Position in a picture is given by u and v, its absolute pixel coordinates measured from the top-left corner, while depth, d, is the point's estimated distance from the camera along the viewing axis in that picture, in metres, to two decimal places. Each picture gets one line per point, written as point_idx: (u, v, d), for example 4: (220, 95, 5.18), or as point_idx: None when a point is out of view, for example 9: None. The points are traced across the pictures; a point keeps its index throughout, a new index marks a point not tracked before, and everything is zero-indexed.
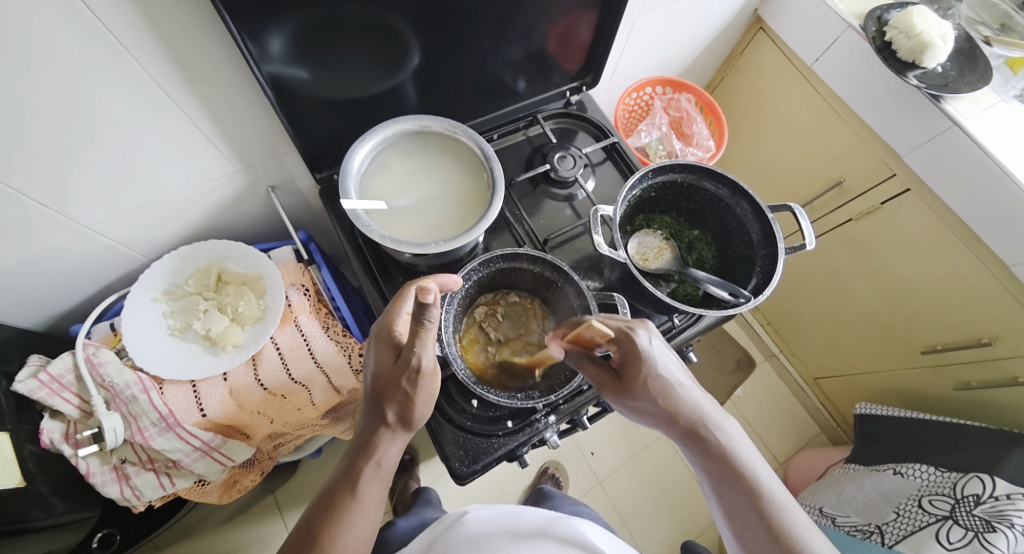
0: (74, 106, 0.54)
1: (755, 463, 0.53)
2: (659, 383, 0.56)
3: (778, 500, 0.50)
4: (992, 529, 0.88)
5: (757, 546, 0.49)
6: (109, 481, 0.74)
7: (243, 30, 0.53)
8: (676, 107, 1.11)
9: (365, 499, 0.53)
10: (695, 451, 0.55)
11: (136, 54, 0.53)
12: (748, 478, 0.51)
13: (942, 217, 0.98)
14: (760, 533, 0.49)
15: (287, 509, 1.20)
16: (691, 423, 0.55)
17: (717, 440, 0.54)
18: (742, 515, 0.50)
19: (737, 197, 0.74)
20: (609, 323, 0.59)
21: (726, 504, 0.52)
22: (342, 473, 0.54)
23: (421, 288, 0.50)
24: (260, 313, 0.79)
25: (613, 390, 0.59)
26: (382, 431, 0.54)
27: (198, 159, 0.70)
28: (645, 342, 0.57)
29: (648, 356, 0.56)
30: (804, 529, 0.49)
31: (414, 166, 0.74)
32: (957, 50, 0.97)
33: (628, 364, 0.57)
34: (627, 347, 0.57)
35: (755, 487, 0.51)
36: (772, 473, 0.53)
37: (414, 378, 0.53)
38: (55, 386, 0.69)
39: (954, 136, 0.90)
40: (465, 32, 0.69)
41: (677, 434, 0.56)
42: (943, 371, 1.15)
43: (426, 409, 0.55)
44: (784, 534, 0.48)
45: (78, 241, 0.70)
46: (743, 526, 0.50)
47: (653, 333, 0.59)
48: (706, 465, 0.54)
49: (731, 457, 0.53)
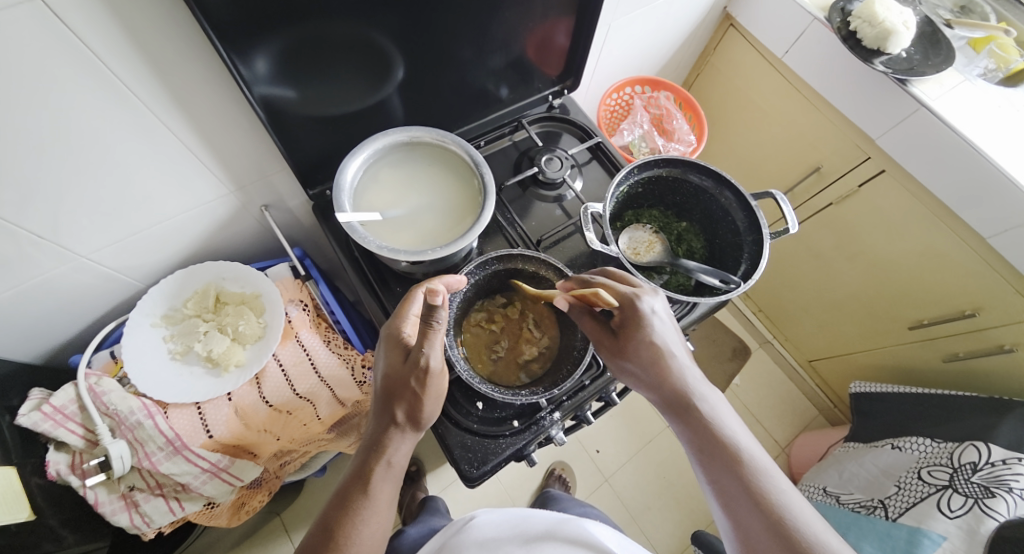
0: (65, 136, 0.55)
1: (739, 434, 0.54)
2: (655, 348, 0.58)
3: (760, 469, 0.52)
4: (990, 495, 0.89)
5: (739, 511, 0.50)
6: (118, 509, 0.74)
7: (230, 52, 0.54)
8: (656, 105, 1.14)
9: (377, 498, 0.54)
10: (679, 421, 0.56)
11: (125, 80, 0.54)
12: (730, 447, 0.53)
13: (917, 195, 1.02)
14: (742, 498, 0.50)
15: (294, 530, 1.19)
16: (680, 392, 0.56)
17: (701, 411, 0.55)
18: (725, 481, 0.52)
19: (721, 187, 0.76)
20: (614, 288, 0.61)
21: (708, 470, 0.53)
22: (355, 473, 0.55)
23: (431, 290, 0.52)
24: (260, 331, 0.79)
25: (608, 348, 0.61)
26: (392, 431, 0.55)
27: (190, 182, 0.71)
28: (648, 309, 0.59)
29: (648, 322, 0.58)
30: (784, 495, 0.50)
31: (405, 176, 0.75)
32: (920, 35, 1.01)
33: (625, 328, 0.59)
34: (628, 312, 0.59)
35: (736, 455, 0.52)
36: (756, 443, 0.54)
37: (423, 378, 0.54)
38: (59, 418, 0.69)
39: (922, 117, 0.94)
40: (447, 43, 0.71)
41: (663, 401, 0.58)
42: (931, 345, 1.18)
43: (434, 408, 0.56)
44: (764, 498, 0.50)
45: (75, 271, 0.70)
46: (725, 492, 0.51)
47: (658, 301, 0.60)
48: (693, 433, 0.55)
49: (713, 428, 0.54)
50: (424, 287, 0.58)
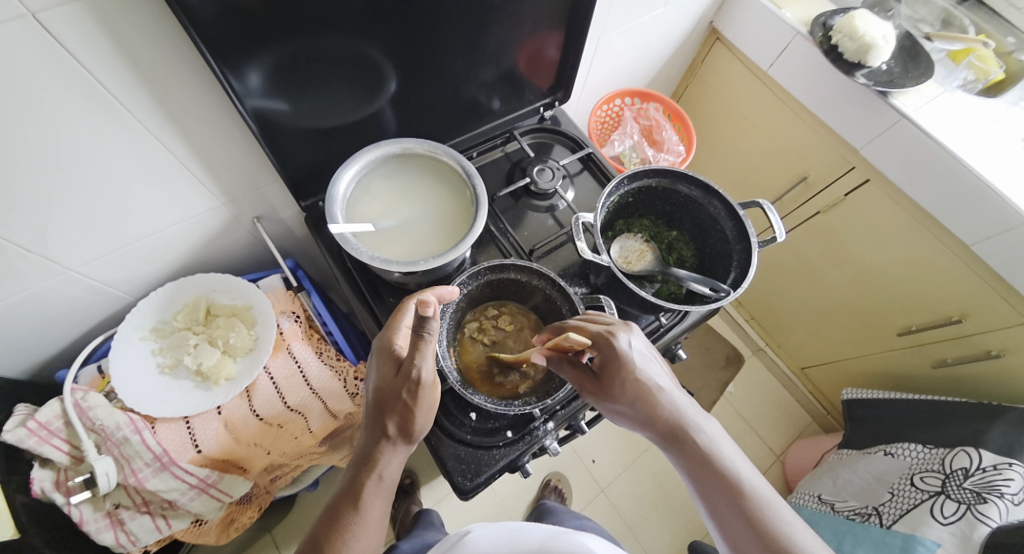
0: (55, 149, 0.55)
1: (735, 461, 0.54)
2: (638, 383, 0.58)
3: (759, 497, 0.51)
4: (982, 501, 0.90)
5: (743, 543, 0.50)
6: (103, 528, 0.72)
7: (223, 66, 0.54)
8: (645, 116, 1.16)
9: (368, 514, 0.53)
10: (675, 453, 0.56)
11: (117, 94, 0.54)
12: (728, 476, 0.53)
13: (901, 204, 1.04)
14: (744, 529, 0.50)
15: (285, 546, 1.17)
16: (670, 425, 0.56)
17: (697, 442, 0.55)
18: (725, 514, 0.51)
19: (709, 197, 0.77)
20: (588, 329, 0.62)
21: (708, 502, 0.53)
22: (346, 488, 0.54)
23: (422, 301, 0.50)
24: (251, 343, 0.78)
25: (593, 391, 0.61)
26: (383, 443, 0.55)
27: (182, 194, 0.70)
28: (624, 345, 0.60)
29: (627, 358, 0.59)
30: (785, 521, 0.50)
31: (398, 187, 0.75)
32: (899, 48, 1.04)
33: (608, 367, 0.59)
34: (606, 351, 0.60)
35: (736, 484, 0.52)
36: (753, 469, 0.54)
37: (415, 390, 0.54)
38: (44, 434, 0.67)
39: (904, 127, 0.96)
40: (438, 57, 0.72)
41: (656, 436, 0.57)
42: (920, 352, 1.19)
43: (426, 421, 0.55)
44: (767, 528, 0.49)
45: (63, 284, 0.70)
46: (727, 525, 0.51)
47: (633, 335, 0.61)
48: (687, 465, 0.55)
49: (711, 457, 0.54)
50: (415, 298, 0.58)
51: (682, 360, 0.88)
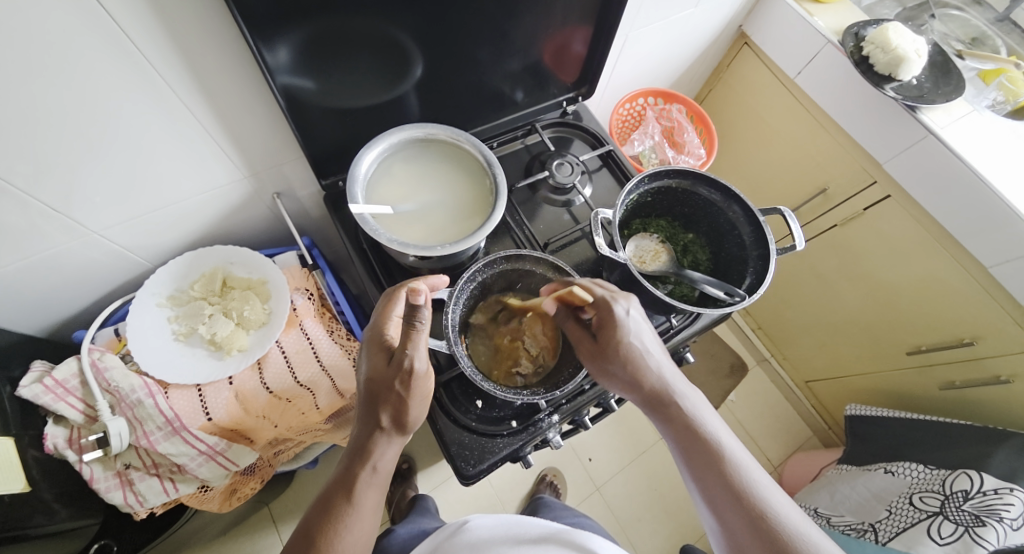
0: (85, 112, 0.56)
1: (719, 431, 0.55)
2: (632, 348, 0.58)
3: (741, 464, 0.52)
4: (981, 523, 0.90)
5: (721, 509, 0.51)
6: (113, 487, 0.74)
7: (254, 39, 0.55)
8: (667, 117, 1.15)
9: (362, 505, 0.54)
10: (660, 419, 0.58)
11: (152, 61, 0.55)
12: (711, 444, 0.54)
13: (920, 221, 1.03)
14: (722, 495, 0.51)
15: (282, 521, 1.19)
16: (657, 391, 0.57)
17: (680, 408, 0.57)
18: (705, 480, 0.53)
19: (730, 201, 0.76)
20: (591, 288, 0.62)
21: (691, 469, 0.54)
22: (340, 478, 0.55)
23: (413, 290, 0.53)
24: (264, 317, 0.80)
25: (588, 350, 0.61)
26: (378, 435, 0.55)
27: (205, 165, 0.71)
28: (622, 311, 0.60)
29: (623, 323, 0.59)
30: (765, 491, 0.51)
31: (418, 172, 0.76)
32: (931, 63, 1.03)
33: (604, 329, 0.59)
34: (604, 313, 0.60)
35: (718, 453, 0.53)
36: (738, 441, 0.55)
37: (407, 381, 0.54)
38: (60, 391, 0.69)
39: (930, 144, 0.94)
40: (465, 43, 0.72)
41: (644, 402, 0.58)
42: (928, 372, 1.18)
43: (420, 412, 0.56)
44: (745, 495, 0.50)
45: (85, 246, 0.71)
46: (706, 491, 0.52)
47: (632, 304, 0.61)
48: (672, 431, 0.56)
49: (693, 424, 0.55)
50: (406, 288, 0.58)
51: (689, 364, 0.88)
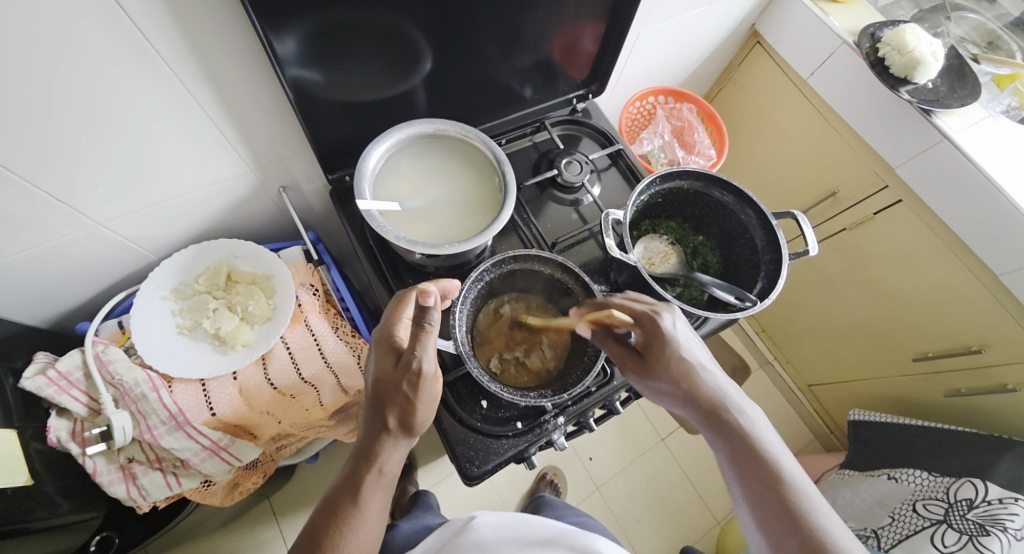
0: (91, 102, 0.55)
1: (779, 451, 0.52)
2: (683, 363, 0.57)
3: (801, 489, 0.49)
4: (985, 533, 0.90)
5: (773, 529, 0.48)
6: (115, 481, 0.74)
7: (263, 31, 0.54)
8: (678, 116, 1.14)
9: (367, 507, 0.53)
10: (716, 434, 0.54)
11: (162, 52, 0.55)
12: (769, 462, 0.51)
13: (932, 226, 1.02)
14: (777, 513, 0.48)
15: (283, 515, 1.19)
16: (713, 405, 0.54)
17: (738, 423, 0.53)
18: (759, 497, 0.49)
19: (742, 204, 0.76)
20: (631, 306, 0.61)
21: (745, 486, 0.51)
22: (346, 481, 0.54)
23: (423, 290, 0.52)
24: (269, 313, 0.79)
25: (635, 369, 0.60)
26: (384, 437, 0.54)
27: (212, 157, 0.70)
28: (669, 325, 0.59)
29: (672, 338, 0.58)
30: (823, 517, 0.47)
31: (426, 169, 0.75)
32: (946, 67, 1.01)
33: (651, 346, 0.58)
34: (650, 329, 0.59)
35: (776, 471, 0.50)
36: (797, 463, 0.52)
37: (415, 382, 0.53)
38: (63, 384, 0.69)
39: (944, 149, 0.93)
40: (476, 38, 0.71)
41: (698, 415, 0.55)
42: (934, 378, 1.18)
43: (427, 414, 0.55)
44: (801, 517, 0.47)
45: (89, 238, 0.70)
46: (758, 508, 0.49)
47: (677, 316, 0.60)
48: (725, 446, 0.53)
49: (752, 441, 0.52)
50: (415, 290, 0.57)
51: None
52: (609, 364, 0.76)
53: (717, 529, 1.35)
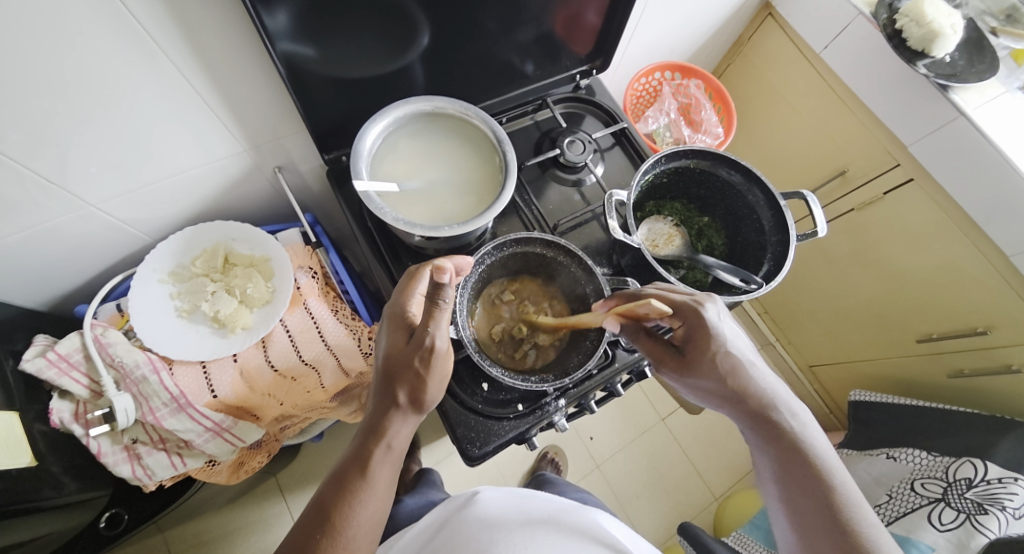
0: (76, 81, 0.53)
1: (825, 454, 0.52)
2: (727, 357, 0.55)
3: (844, 491, 0.49)
4: (984, 511, 0.90)
5: (810, 530, 0.48)
6: (120, 461, 0.74)
7: (253, 3, 0.51)
8: (684, 93, 1.11)
9: (375, 481, 0.53)
10: (760, 431, 0.54)
11: (149, 28, 0.52)
12: (813, 464, 0.51)
13: (943, 206, 0.99)
14: (816, 515, 0.48)
15: (289, 492, 1.22)
16: (760, 404, 0.54)
17: (788, 424, 0.53)
18: (800, 498, 0.50)
19: (750, 184, 0.74)
20: (672, 297, 0.58)
21: (786, 484, 0.51)
22: (354, 455, 0.54)
23: (439, 268, 0.51)
24: (269, 295, 0.79)
25: (674, 366, 0.58)
26: (393, 413, 0.54)
27: (204, 137, 0.69)
28: (714, 317, 0.57)
29: (716, 331, 0.56)
30: (865, 522, 0.47)
31: (425, 148, 0.73)
32: (965, 40, 0.97)
33: (694, 339, 0.56)
34: (693, 322, 0.57)
35: (820, 473, 0.50)
36: (843, 467, 0.51)
37: (427, 358, 0.52)
38: (64, 366, 0.69)
39: (960, 126, 0.91)
40: (476, 11, 0.68)
41: (744, 413, 0.55)
42: (938, 360, 1.17)
43: (437, 391, 0.54)
44: (843, 521, 0.47)
45: (83, 220, 0.69)
46: (796, 508, 0.50)
47: (720, 307, 0.58)
48: (768, 444, 0.53)
49: (799, 442, 0.52)
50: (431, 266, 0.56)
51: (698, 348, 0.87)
52: (610, 346, 0.75)
53: (715, 505, 1.37)
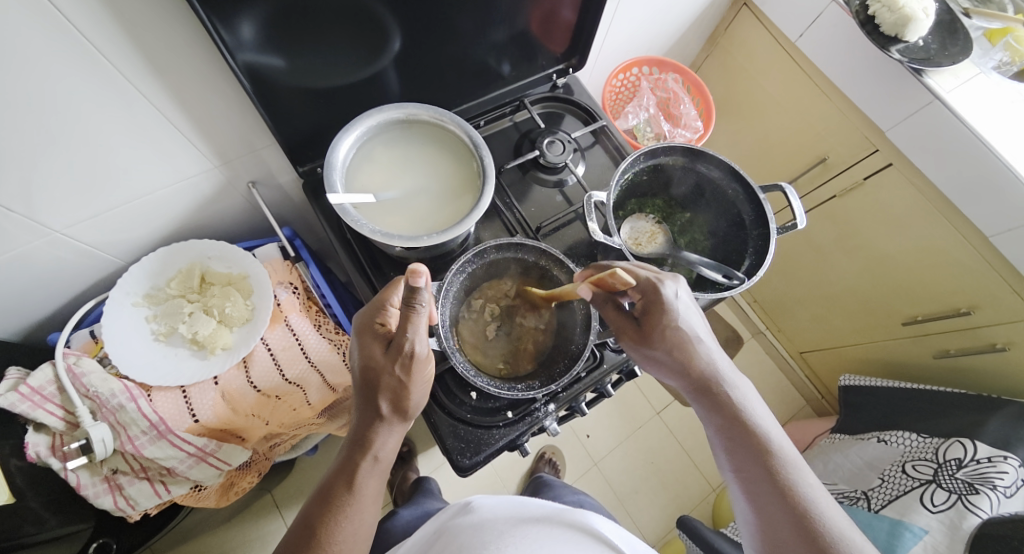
0: (27, 110, 0.51)
1: (767, 422, 0.52)
2: (678, 332, 0.55)
3: (788, 458, 0.50)
4: (974, 492, 0.91)
5: (761, 500, 0.48)
6: (101, 492, 0.73)
7: (212, 14, 0.49)
8: (663, 87, 1.10)
9: (362, 495, 0.52)
10: (705, 405, 0.54)
11: (104, 50, 0.50)
12: (761, 438, 0.51)
13: (923, 191, 1.00)
14: (765, 486, 0.48)
15: (285, 507, 1.20)
16: (705, 378, 0.54)
17: (730, 396, 0.54)
18: (752, 473, 0.49)
19: (729, 179, 0.75)
20: (635, 272, 0.58)
21: (733, 456, 0.51)
22: (340, 468, 0.53)
23: (414, 271, 0.47)
24: (248, 314, 0.77)
25: (632, 338, 0.58)
26: (378, 424, 0.53)
27: (172, 156, 0.67)
28: (671, 293, 0.57)
29: (671, 306, 0.56)
30: (811, 493, 0.48)
31: (401, 157, 0.72)
32: (937, 23, 0.97)
33: (650, 313, 0.56)
34: (650, 296, 0.57)
35: (767, 445, 0.50)
36: (784, 435, 0.52)
37: (408, 365, 0.52)
38: (37, 399, 0.67)
39: (936, 109, 0.91)
40: (447, 14, 0.66)
41: (689, 388, 0.55)
42: (923, 341, 1.18)
43: (420, 396, 0.54)
44: (785, 488, 0.48)
45: (50, 246, 0.67)
46: (747, 481, 0.50)
47: (679, 286, 0.58)
48: (716, 419, 0.53)
49: (741, 413, 0.52)
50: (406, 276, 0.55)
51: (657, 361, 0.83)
52: (598, 347, 0.75)
53: (712, 496, 1.38)
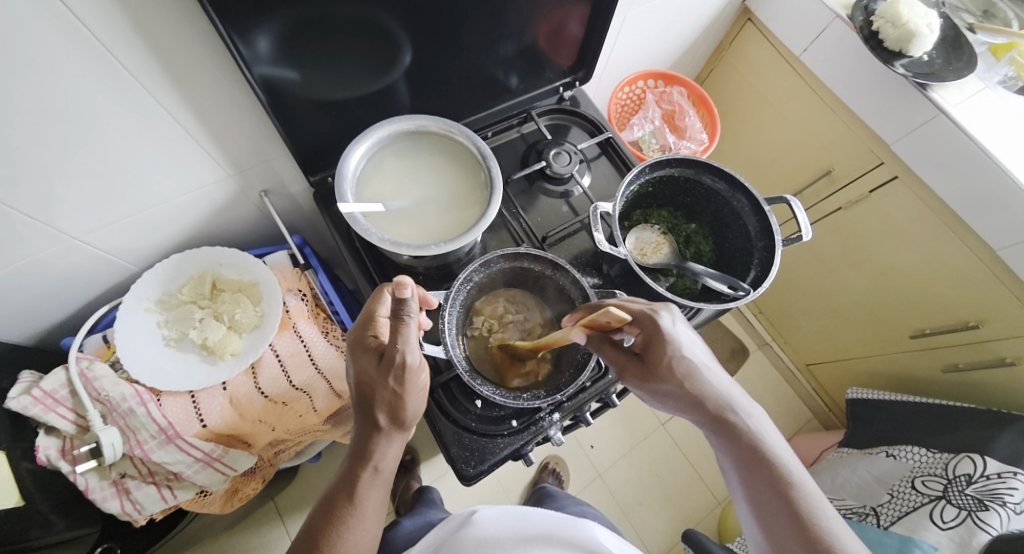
0: (51, 120, 0.53)
1: (782, 452, 0.52)
2: (684, 362, 0.55)
3: (805, 488, 0.49)
4: (985, 508, 0.89)
5: (780, 533, 0.48)
6: (109, 496, 0.73)
7: (229, 28, 0.51)
8: (668, 100, 1.12)
9: (364, 506, 0.52)
10: (719, 436, 0.54)
11: (126, 62, 0.52)
12: (775, 465, 0.50)
13: (929, 204, 1.00)
14: (784, 517, 0.48)
15: (288, 515, 1.20)
16: (717, 407, 0.54)
17: (744, 425, 0.53)
18: (766, 500, 0.49)
19: (734, 191, 0.74)
20: (629, 306, 0.58)
21: (749, 487, 0.51)
22: (343, 478, 0.53)
23: (398, 283, 0.46)
24: (257, 320, 0.78)
25: (635, 373, 0.58)
26: (376, 435, 0.53)
27: (188, 165, 0.69)
28: (668, 324, 0.56)
29: (673, 338, 0.56)
30: (823, 517, 0.47)
31: (410, 167, 0.73)
32: (942, 38, 0.98)
33: (651, 346, 0.56)
34: (649, 328, 0.56)
35: (782, 475, 0.50)
36: (801, 465, 0.51)
37: (401, 376, 0.52)
38: (49, 402, 0.68)
39: (940, 123, 0.91)
40: (457, 28, 0.68)
41: (701, 418, 0.55)
42: (932, 355, 1.17)
43: (417, 406, 0.54)
44: (804, 520, 0.47)
45: (67, 252, 0.68)
46: (765, 512, 0.49)
47: (676, 315, 0.58)
48: (729, 448, 0.53)
49: (755, 442, 0.52)
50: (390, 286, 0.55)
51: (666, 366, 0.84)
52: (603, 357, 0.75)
53: (718, 510, 1.36)
